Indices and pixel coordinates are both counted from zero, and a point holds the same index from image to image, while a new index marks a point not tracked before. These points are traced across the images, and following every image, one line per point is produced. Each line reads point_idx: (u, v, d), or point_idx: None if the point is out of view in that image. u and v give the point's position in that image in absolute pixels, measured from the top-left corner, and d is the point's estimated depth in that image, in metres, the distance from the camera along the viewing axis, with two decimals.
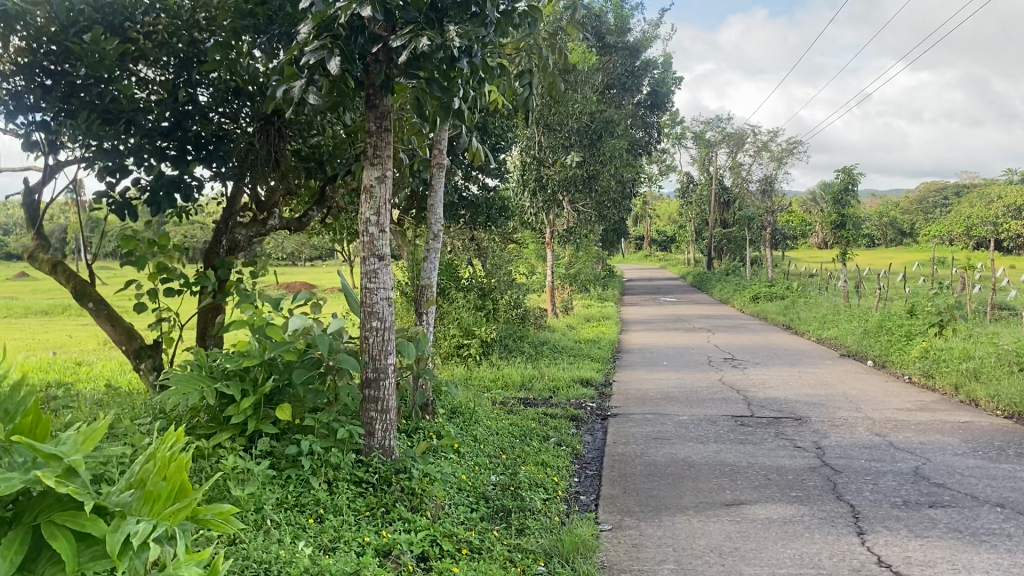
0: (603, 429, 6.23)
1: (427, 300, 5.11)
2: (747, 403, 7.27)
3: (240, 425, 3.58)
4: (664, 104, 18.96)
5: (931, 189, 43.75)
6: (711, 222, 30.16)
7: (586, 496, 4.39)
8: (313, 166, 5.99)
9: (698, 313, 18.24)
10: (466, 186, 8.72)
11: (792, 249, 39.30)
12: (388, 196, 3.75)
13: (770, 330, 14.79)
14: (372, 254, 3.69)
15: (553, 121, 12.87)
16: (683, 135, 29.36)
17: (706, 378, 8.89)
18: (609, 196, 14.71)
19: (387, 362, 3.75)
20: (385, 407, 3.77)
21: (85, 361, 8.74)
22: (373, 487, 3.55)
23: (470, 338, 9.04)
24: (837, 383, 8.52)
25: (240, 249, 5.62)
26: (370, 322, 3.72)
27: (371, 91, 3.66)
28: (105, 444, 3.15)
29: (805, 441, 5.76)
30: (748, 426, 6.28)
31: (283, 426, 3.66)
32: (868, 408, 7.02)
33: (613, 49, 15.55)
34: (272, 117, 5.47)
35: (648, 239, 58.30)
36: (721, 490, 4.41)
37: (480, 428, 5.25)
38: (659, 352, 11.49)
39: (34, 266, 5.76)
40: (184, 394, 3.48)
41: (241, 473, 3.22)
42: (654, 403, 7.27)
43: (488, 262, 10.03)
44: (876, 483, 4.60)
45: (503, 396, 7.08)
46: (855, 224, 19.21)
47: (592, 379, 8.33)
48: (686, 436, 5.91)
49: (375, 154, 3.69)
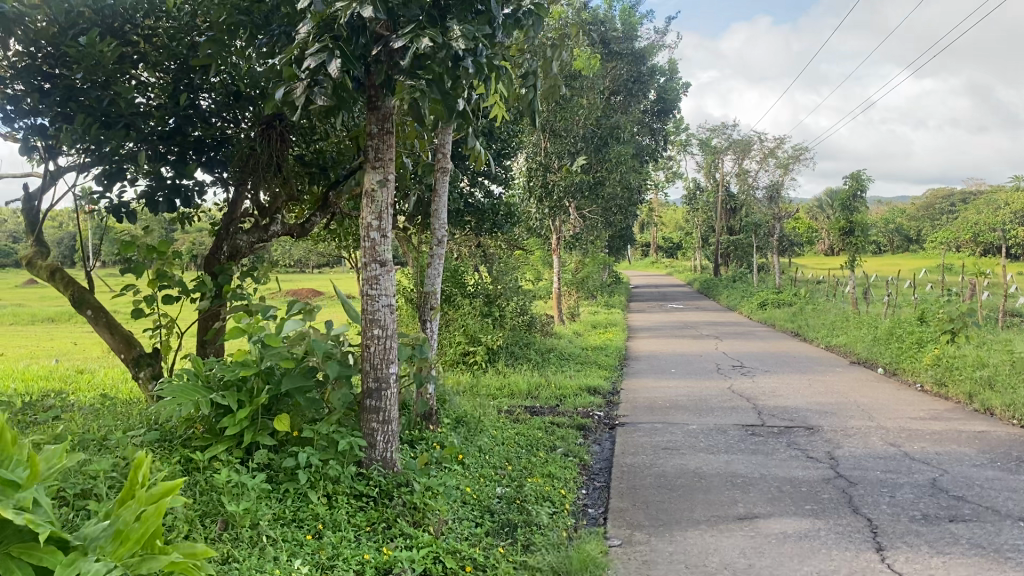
0: (611, 439, 6.10)
1: (431, 307, 4.99)
2: (758, 412, 7.14)
3: (237, 437, 3.47)
4: (670, 110, 18.83)
5: (938, 194, 43.50)
6: (718, 228, 30.00)
7: (594, 510, 4.27)
8: (315, 171, 5.89)
9: (705, 320, 18.08)
10: (471, 192, 8.61)
11: (799, 255, 39.11)
12: (390, 200, 3.63)
13: (778, 337, 14.62)
14: (374, 259, 3.58)
15: (559, 127, 12.78)
16: (689, 143, 29.23)
17: (715, 386, 8.75)
18: (615, 202, 14.59)
19: (389, 372, 3.63)
20: (387, 417, 3.65)
21: (87, 369, 8.64)
22: (374, 500, 3.44)
23: (475, 345, 8.93)
24: (849, 391, 8.37)
25: (241, 255, 5.51)
26: (371, 330, 3.60)
27: (372, 91, 3.54)
28: (96, 458, 3.04)
29: (819, 451, 5.62)
30: (759, 436, 6.15)
31: (281, 437, 3.55)
32: (881, 417, 6.87)
33: (619, 55, 15.42)
34: (274, 121, 5.37)
35: (654, 245, 58.12)
36: (733, 503, 4.28)
37: (486, 438, 5.13)
38: (666, 359, 11.35)
39: (32, 274, 5.66)
40: (179, 405, 3.36)
41: (236, 489, 3.10)
42: (663, 412, 7.13)
43: (494, 268, 9.92)
44: (892, 496, 4.46)
45: (508, 404, 6.96)
46: (864, 231, 19.01)
47: (600, 387, 8.19)
48: (697, 446, 5.77)
49: (376, 157, 3.57)
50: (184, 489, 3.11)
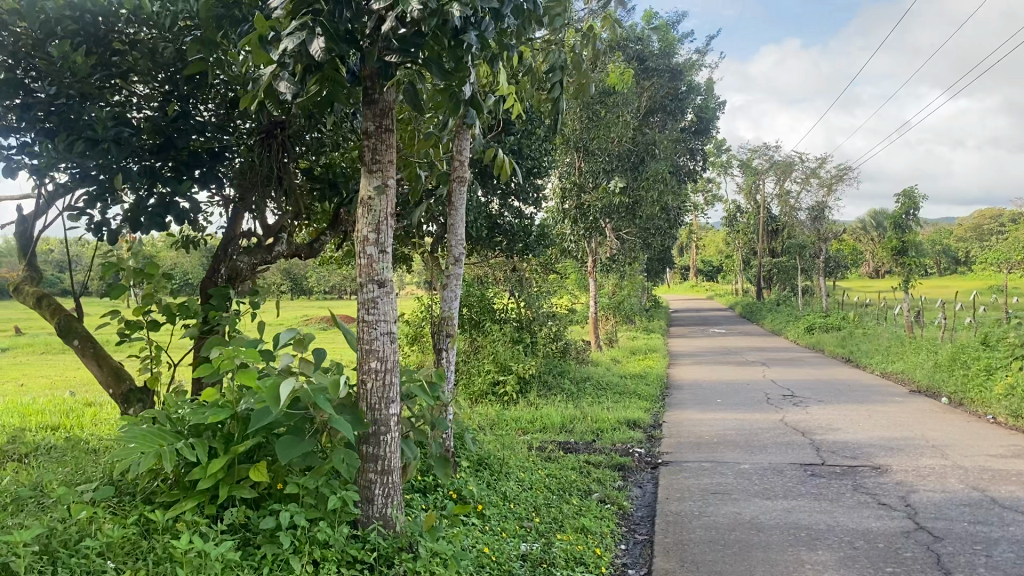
0: (653, 481, 5.47)
1: (447, 335, 4.42)
2: (816, 448, 6.43)
3: (210, 491, 2.93)
4: (709, 128, 18.18)
5: (987, 213, 42.02)
6: (760, 250, 29.12)
7: (635, 572, 3.66)
8: (325, 189, 5.39)
9: (750, 346, 17.27)
10: (500, 212, 8.09)
11: (845, 279, 38.03)
12: (390, 210, 3.09)
13: (829, 364, 13.82)
14: (371, 278, 3.03)
15: (593, 145, 12.21)
16: (729, 164, 28.45)
17: (766, 418, 8.04)
18: (654, 223, 13.94)
19: (389, 413, 3.07)
20: (386, 467, 3.08)
21: (96, 402, 8.20)
22: (370, 568, 2.86)
23: (505, 374, 8.33)
24: (914, 423, 7.62)
25: (241, 279, 4.98)
26: (368, 362, 3.04)
27: (369, 82, 3.03)
28: (26, 525, 2.52)
29: (891, 496, 4.93)
30: (820, 477, 5.48)
31: (263, 491, 2.99)
32: (956, 455, 6.13)
33: (656, 72, 14.84)
34: (274, 129, 4.90)
35: (694, 270, 57.29)
36: (799, 566, 3.62)
37: (511, 483, 4.54)
38: (712, 388, 10.65)
39: (21, 301, 5.16)
40: (137, 454, 2.84)
41: (197, 559, 2.52)
42: (711, 448, 6.48)
43: (525, 293, 9.37)
44: (989, 556, 3.77)
45: (540, 440, 6.36)
46: (918, 250, 18.05)
47: (641, 420, 7.54)
48: (750, 490, 5.12)
49: (373, 158, 3.04)
50: (136, 559, 2.55)
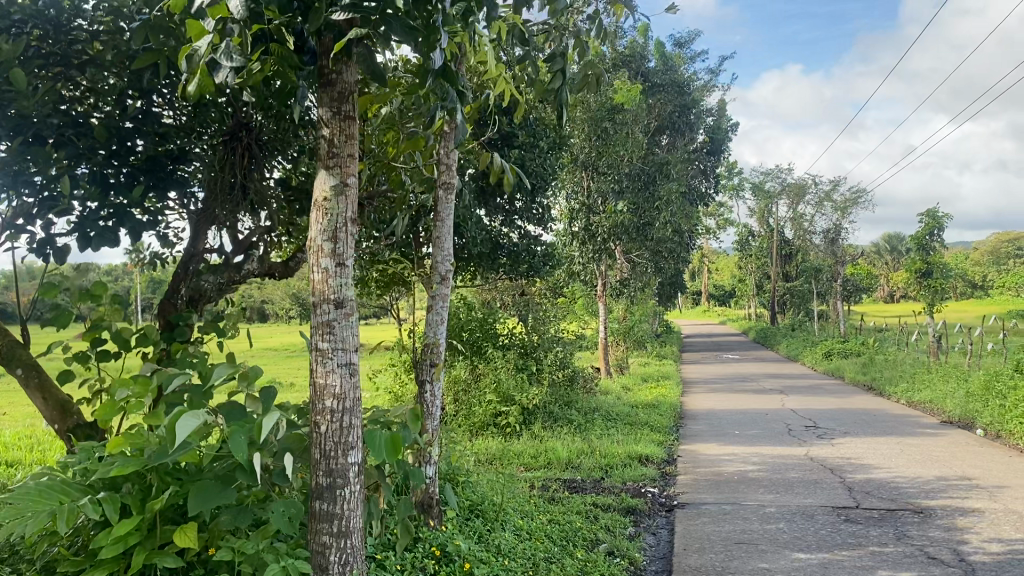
0: (668, 528, 4.88)
1: (432, 363, 3.85)
2: (847, 488, 5.83)
3: (124, 559, 2.39)
4: (721, 149, 17.65)
5: (1004, 237, 41.23)
6: (774, 274, 28.46)
7: None
8: (304, 201, 4.88)
9: (766, 372, 16.62)
10: (505, 234, 7.51)
11: (860, 304, 37.30)
12: (350, 212, 2.55)
13: (852, 392, 13.18)
14: (324, 298, 2.49)
15: (598, 162, 11.67)
16: (740, 188, 27.93)
17: (790, 452, 7.44)
18: (666, 245, 13.38)
19: (348, 462, 2.51)
20: (344, 528, 2.51)
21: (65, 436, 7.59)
22: None
23: (508, 405, 7.76)
24: (952, 459, 7.01)
25: (206, 300, 4.46)
26: (321, 401, 2.48)
27: (325, 60, 2.51)
28: None
29: (941, 547, 4.35)
30: (855, 523, 4.89)
31: (191, 557, 2.48)
32: (1005, 497, 5.53)
33: (665, 90, 14.32)
34: (242, 131, 4.37)
35: (705, 295, 56.65)
36: None
37: (506, 533, 3.96)
38: (728, 418, 10.02)
39: None
40: (31, 517, 2.29)
41: None
42: (731, 488, 5.89)
43: (528, 317, 8.81)
44: None
45: (543, 479, 5.77)
46: (942, 272, 17.38)
47: (654, 454, 6.94)
48: (778, 538, 4.53)
49: (329, 150, 2.51)
50: None
